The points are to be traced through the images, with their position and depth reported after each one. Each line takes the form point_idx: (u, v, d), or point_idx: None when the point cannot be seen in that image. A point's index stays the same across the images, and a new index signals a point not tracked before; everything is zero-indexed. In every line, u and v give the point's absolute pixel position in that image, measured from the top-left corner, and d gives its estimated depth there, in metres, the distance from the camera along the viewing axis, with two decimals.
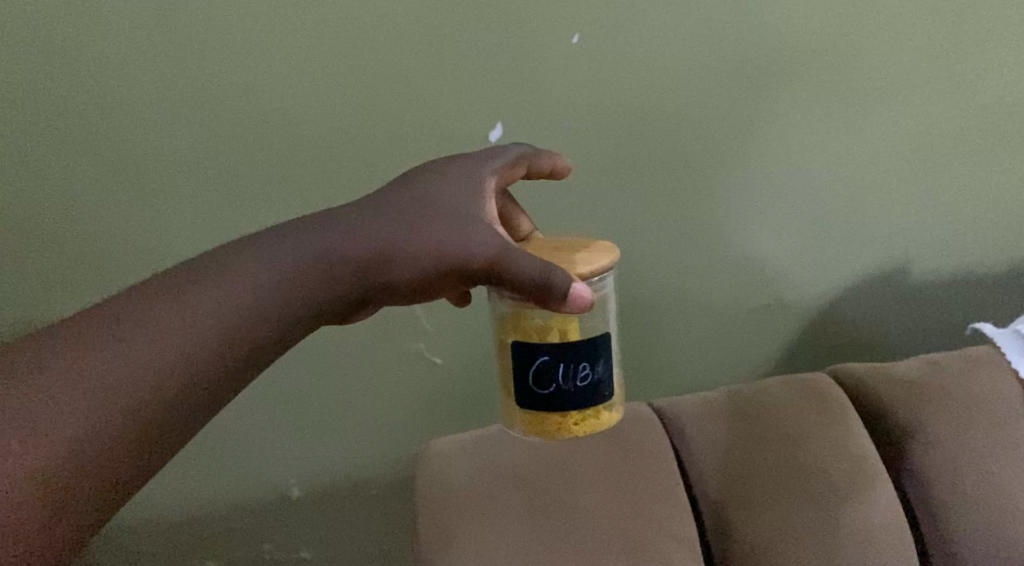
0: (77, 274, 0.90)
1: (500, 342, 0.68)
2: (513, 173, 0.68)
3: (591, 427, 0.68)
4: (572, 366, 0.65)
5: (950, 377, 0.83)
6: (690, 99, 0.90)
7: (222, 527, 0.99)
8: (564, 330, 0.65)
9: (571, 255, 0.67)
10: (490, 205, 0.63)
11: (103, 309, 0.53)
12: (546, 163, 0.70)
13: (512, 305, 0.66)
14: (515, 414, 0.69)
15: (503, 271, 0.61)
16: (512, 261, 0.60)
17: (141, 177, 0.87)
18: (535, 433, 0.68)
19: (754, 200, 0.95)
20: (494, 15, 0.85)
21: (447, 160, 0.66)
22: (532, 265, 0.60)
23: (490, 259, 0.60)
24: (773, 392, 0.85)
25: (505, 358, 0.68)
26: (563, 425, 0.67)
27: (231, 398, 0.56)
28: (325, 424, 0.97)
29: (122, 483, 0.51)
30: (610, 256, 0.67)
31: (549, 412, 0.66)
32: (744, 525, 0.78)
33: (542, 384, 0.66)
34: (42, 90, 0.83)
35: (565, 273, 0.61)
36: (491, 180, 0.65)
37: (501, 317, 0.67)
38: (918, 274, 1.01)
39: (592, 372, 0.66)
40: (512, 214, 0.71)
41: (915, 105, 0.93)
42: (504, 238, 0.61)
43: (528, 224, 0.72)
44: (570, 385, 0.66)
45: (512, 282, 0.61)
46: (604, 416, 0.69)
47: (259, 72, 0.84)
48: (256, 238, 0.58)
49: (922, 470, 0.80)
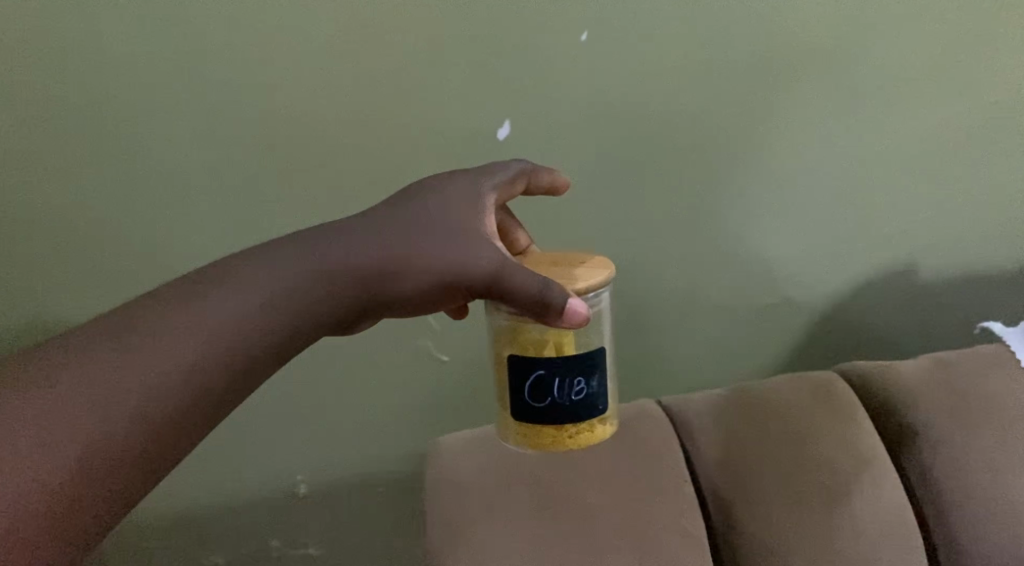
0: (85, 273, 0.91)
1: (496, 354, 0.69)
2: (513, 188, 0.67)
3: (585, 440, 0.68)
4: (567, 380, 0.66)
5: (960, 375, 0.82)
6: (699, 98, 0.89)
7: (234, 522, 1.01)
8: (560, 344, 0.65)
9: (569, 270, 0.67)
10: (489, 220, 0.63)
11: (108, 322, 0.54)
12: (546, 178, 0.70)
13: (509, 318, 0.66)
14: (510, 425, 0.69)
15: (501, 287, 0.61)
16: (511, 276, 0.60)
17: (151, 179, 0.88)
18: (530, 445, 0.68)
19: (764, 198, 0.94)
20: (501, 17, 0.85)
21: (446, 175, 0.66)
22: (529, 281, 0.60)
23: (488, 274, 0.60)
24: (785, 391, 0.84)
25: (503, 370, 0.68)
26: (557, 438, 0.67)
27: (231, 409, 0.56)
28: (336, 421, 0.99)
29: (125, 491, 0.51)
30: (606, 272, 0.67)
31: (543, 425, 0.67)
32: (752, 524, 0.78)
33: (537, 397, 0.66)
34: (54, 92, 0.84)
35: (562, 289, 0.61)
36: (491, 196, 0.65)
37: (498, 330, 0.67)
38: (932, 272, 1.00)
39: (588, 387, 0.66)
40: (511, 226, 0.72)
41: (929, 100, 0.92)
42: (502, 254, 0.61)
43: (526, 238, 0.73)
44: (566, 399, 0.66)
45: (510, 298, 0.61)
46: (599, 430, 0.69)
47: (270, 76, 0.85)
48: (258, 251, 0.59)
49: (934, 468, 0.79)
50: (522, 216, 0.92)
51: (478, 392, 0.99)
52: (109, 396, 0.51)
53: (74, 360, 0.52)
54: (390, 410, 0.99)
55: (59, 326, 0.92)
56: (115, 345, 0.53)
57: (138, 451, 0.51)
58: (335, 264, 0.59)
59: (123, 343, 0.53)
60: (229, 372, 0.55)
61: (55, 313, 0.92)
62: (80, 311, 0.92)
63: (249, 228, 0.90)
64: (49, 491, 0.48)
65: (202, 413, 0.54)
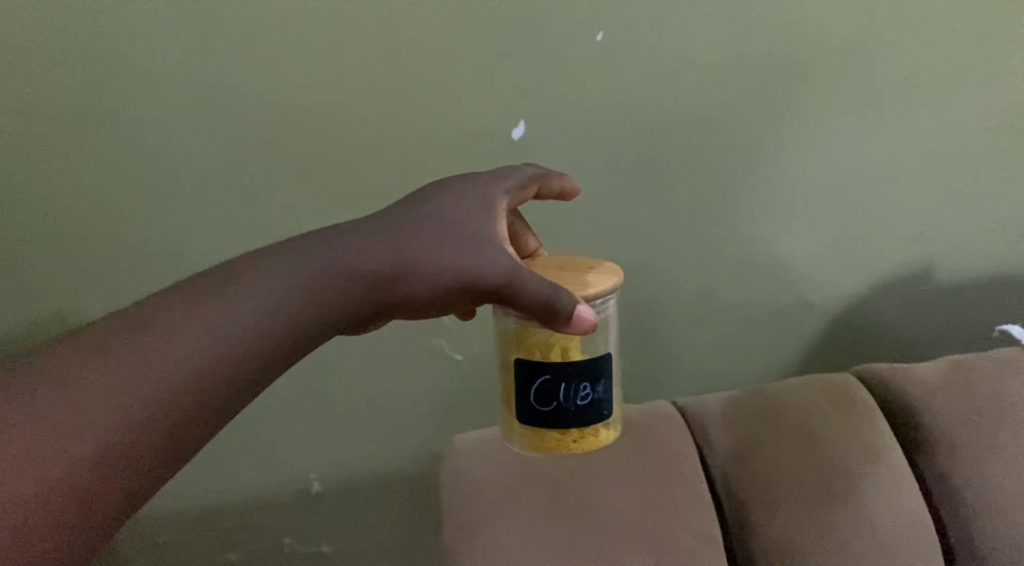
0: (97, 270, 0.90)
1: (502, 358, 0.68)
2: (524, 194, 0.67)
3: (590, 444, 0.68)
4: (573, 385, 0.66)
5: (978, 380, 0.82)
6: (715, 99, 0.89)
7: (245, 518, 1.01)
8: (566, 349, 0.65)
9: (577, 276, 0.67)
10: (502, 225, 0.63)
11: (125, 318, 0.54)
12: (557, 184, 0.70)
13: (516, 321, 0.66)
14: (515, 428, 0.69)
15: (510, 291, 0.60)
16: (521, 282, 0.60)
17: (164, 176, 0.88)
18: (534, 449, 0.68)
19: (778, 199, 0.94)
20: (516, 17, 0.85)
21: (458, 178, 0.66)
22: (539, 287, 0.60)
23: (499, 279, 0.60)
24: (798, 393, 0.84)
25: (508, 374, 0.68)
26: (562, 442, 0.67)
27: (242, 408, 0.56)
28: (348, 419, 0.99)
29: (139, 487, 0.51)
30: (615, 278, 0.66)
31: (549, 428, 0.66)
32: (768, 525, 0.78)
33: (543, 401, 0.66)
34: (68, 88, 0.84)
35: (571, 295, 0.61)
36: (502, 200, 0.65)
37: (505, 333, 0.67)
38: (948, 275, 0.99)
39: (593, 392, 0.66)
40: (521, 230, 0.72)
41: (945, 102, 0.92)
42: (513, 259, 0.61)
43: (535, 241, 0.73)
44: (572, 404, 0.66)
45: (519, 303, 0.61)
46: (603, 435, 0.69)
47: (284, 74, 0.85)
48: (272, 251, 0.59)
49: (949, 470, 0.79)
50: (535, 216, 0.92)
51: (488, 392, 0.99)
52: (125, 393, 0.51)
53: (88, 358, 0.51)
54: (401, 408, 0.99)
55: (65, 324, 0.92)
56: (125, 343, 0.52)
57: (151, 450, 0.51)
58: (347, 266, 0.58)
59: (141, 341, 0.53)
60: (242, 372, 0.55)
61: (64, 312, 0.92)
62: (85, 311, 0.92)
63: (260, 226, 0.90)
64: (59, 489, 0.48)
65: (213, 414, 0.54)
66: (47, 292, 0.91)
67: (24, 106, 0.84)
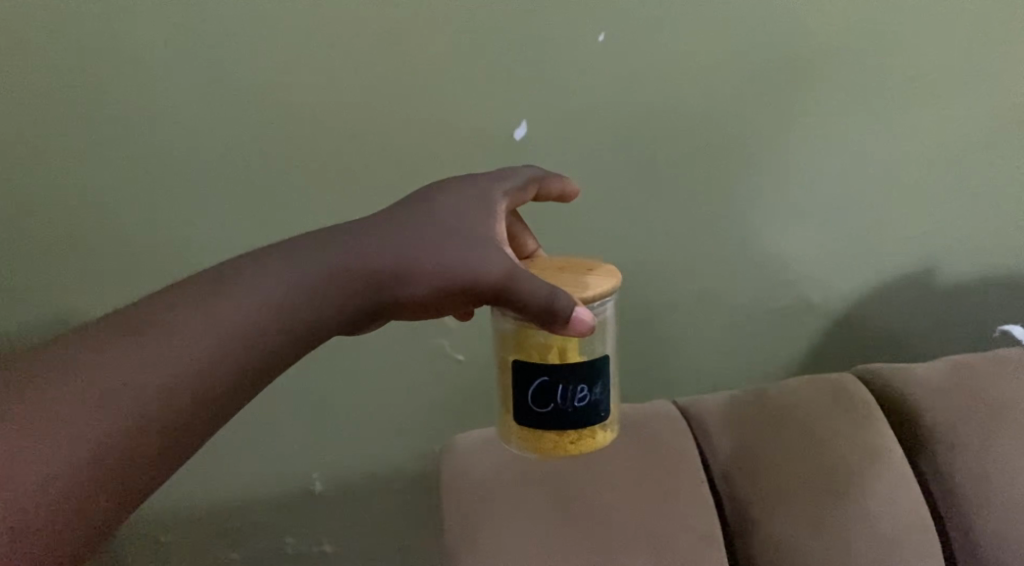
0: (101, 269, 0.91)
1: (501, 360, 0.69)
2: (524, 195, 0.68)
3: (587, 446, 0.68)
4: (571, 387, 0.66)
5: (978, 381, 0.82)
6: (716, 100, 0.89)
7: (248, 517, 1.02)
8: (564, 351, 0.65)
9: (576, 277, 0.67)
10: (500, 227, 0.63)
11: (126, 317, 0.54)
12: (557, 186, 0.70)
13: (514, 323, 0.66)
14: (513, 429, 0.69)
15: (508, 293, 0.61)
16: (520, 283, 0.60)
17: (166, 175, 0.88)
18: (531, 450, 0.68)
19: (778, 200, 0.94)
20: (516, 18, 0.85)
21: (458, 179, 0.66)
22: (538, 288, 0.61)
23: (498, 280, 0.60)
24: (797, 393, 0.84)
25: (506, 375, 0.68)
26: (558, 444, 0.67)
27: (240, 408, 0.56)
28: (349, 419, 0.99)
29: (137, 486, 0.51)
30: (613, 281, 0.66)
31: (546, 430, 0.67)
32: (767, 525, 0.78)
33: (541, 402, 0.66)
34: (71, 88, 0.84)
35: (569, 296, 0.61)
36: (502, 202, 0.65)
37: (503, 335, 0.67)
38: (948, 276, 0.99)
39: (591, 394, 0.66)
40: (521, 232, 0.72)
41: (945, 104, 0.92)
42: (511, 260, 0.61)
43: (534, 243, 0.73)
44: (570, 405, 0.66)
45: (517, 305, 0.61)
46: (600, 436, 0.69)
47: (285, 74, 0.85)
48: (272, 250, 0.59)
49: (950, 471, 0.79)
50: (535, 217, 0.92)
51: (489, 392, 1.00)
52: (123, 393, 0.51)
53: (87, 358, 0.52)
54: (401, 408, 0.99)
55: (68, 323, 0.93)
56: (125, 343, 0.53)
57: (149, 449, 0.51)
58: (346, 266, 0.59)
59: (141, 341, 0.53)
60: (240, 372, 0.55)
61: (67, 310, 0.92)
62: (89, 308, 0.92)
63: (262, 226, 0.90)
64: (58, 488, 0.48)
65: (211, 414, 0.54)
66: (50, 291, 0.91)
67: (25, 106, 0.84)
